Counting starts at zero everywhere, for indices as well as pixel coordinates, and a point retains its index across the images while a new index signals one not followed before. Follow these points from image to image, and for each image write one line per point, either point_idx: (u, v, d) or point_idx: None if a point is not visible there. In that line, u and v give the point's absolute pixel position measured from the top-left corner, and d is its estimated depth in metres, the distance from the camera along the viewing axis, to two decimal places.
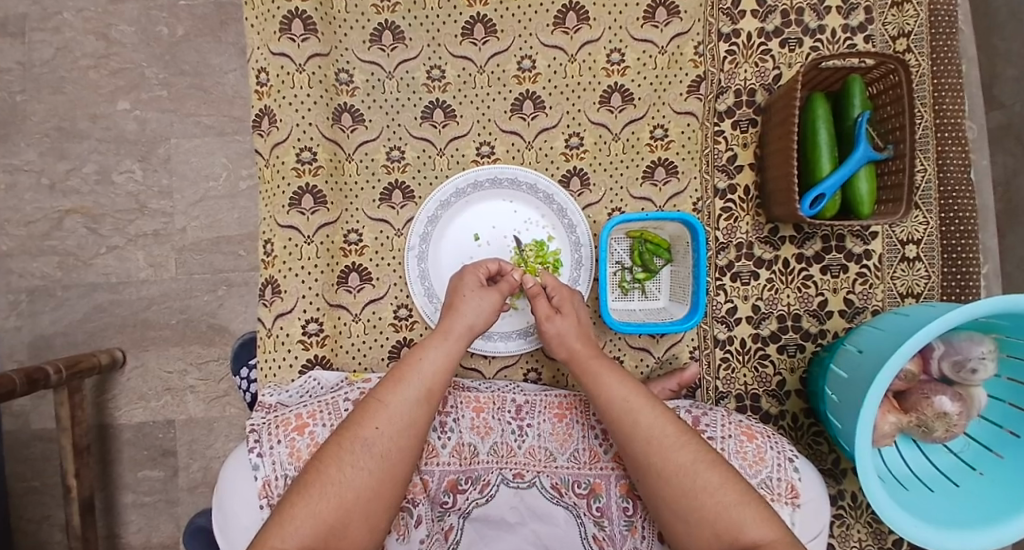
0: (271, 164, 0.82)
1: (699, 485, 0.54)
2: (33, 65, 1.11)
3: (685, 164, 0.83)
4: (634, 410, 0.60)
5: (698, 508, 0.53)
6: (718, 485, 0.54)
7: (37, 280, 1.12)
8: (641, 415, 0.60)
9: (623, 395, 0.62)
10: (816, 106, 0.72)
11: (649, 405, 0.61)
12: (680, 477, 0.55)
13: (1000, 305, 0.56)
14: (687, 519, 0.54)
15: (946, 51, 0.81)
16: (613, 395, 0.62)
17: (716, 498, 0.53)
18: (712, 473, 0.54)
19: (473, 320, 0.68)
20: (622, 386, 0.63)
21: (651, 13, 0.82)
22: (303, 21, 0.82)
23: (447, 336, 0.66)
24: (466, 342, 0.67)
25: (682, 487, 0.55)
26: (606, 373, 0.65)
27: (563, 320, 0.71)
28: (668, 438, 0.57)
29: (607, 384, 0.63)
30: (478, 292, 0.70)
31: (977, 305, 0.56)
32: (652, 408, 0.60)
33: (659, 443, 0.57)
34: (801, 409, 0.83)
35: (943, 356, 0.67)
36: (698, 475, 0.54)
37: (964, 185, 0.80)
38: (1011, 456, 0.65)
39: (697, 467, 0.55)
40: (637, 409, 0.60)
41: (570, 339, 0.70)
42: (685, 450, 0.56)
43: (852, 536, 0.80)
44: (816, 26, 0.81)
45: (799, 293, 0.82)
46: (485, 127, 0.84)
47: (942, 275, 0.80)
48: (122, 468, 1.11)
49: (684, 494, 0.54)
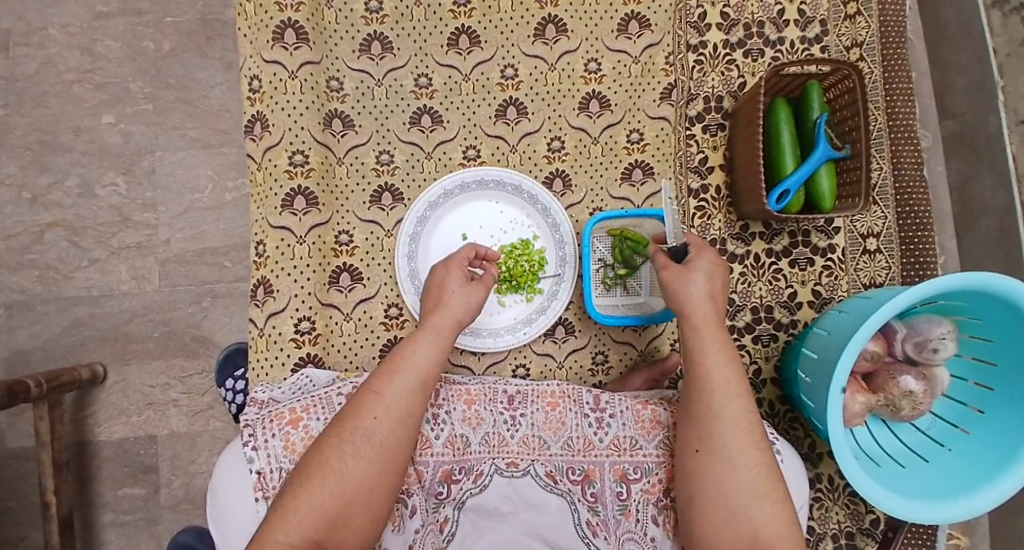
0: (262, 167, 0.85)
1: (761, 490, 0.55)
2: (15, 79, 1.11)
3: (660, 166, 0.88)
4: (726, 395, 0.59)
5: (755, 508, 0.54)
6: (778, 495, 0.55)
7: (15, 294, 1.10)
8: (730, 404, 0.59)
9: (724, 377, 0.60)
10: (778, 110, 0.78)
11: (740, 398, 0.59)
12: (755, 475, 0.56)
13: (982, 283, 0.61)
14: (733, 513, 0.55)
15: (896, 59, 0.87)
16: (715, 372, 0.60)
17: (774, 506, 0.54)
18: (775, 482, 0.56)
19: (460, 313, 0.70)
20: (728, 370, 0.60)
21: (624, 26, 0.88)
22: (296, 31, 0.86)
23: (439, 330, 0.68)
24: (455, 334, 0.69)
25: (749, 482, 0.55)
26: (721, 351, 0.62)
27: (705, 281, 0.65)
28: (744, 437, 0.58)
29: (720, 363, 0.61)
30: (466, 287, 0.72)
31: (947, 278, 0.60)
32: (743, 399, 0.60)
33: (744, 435, 0.58)
34: (777, 396, 0.86)
35: (906, 339, 0.72)
36: (761, 480, 0.55)
37: (918, 182, 0.86)
38: (977, 431, 0.70)
39: (762, 471, 0.56)
40: (730, 396, 0.59)
41: (703, 303, 0.63)
42: (761, 451, 0.57)
43: (831, 518, 0.83)
44: (776, 38, 0.88)
45: (770, 285, 0.86)
46: (470, 132, 0.88)
47: (901, 266, 0.85)
48: (102, 487, 1.08)
49: (748, 491, 0.55)
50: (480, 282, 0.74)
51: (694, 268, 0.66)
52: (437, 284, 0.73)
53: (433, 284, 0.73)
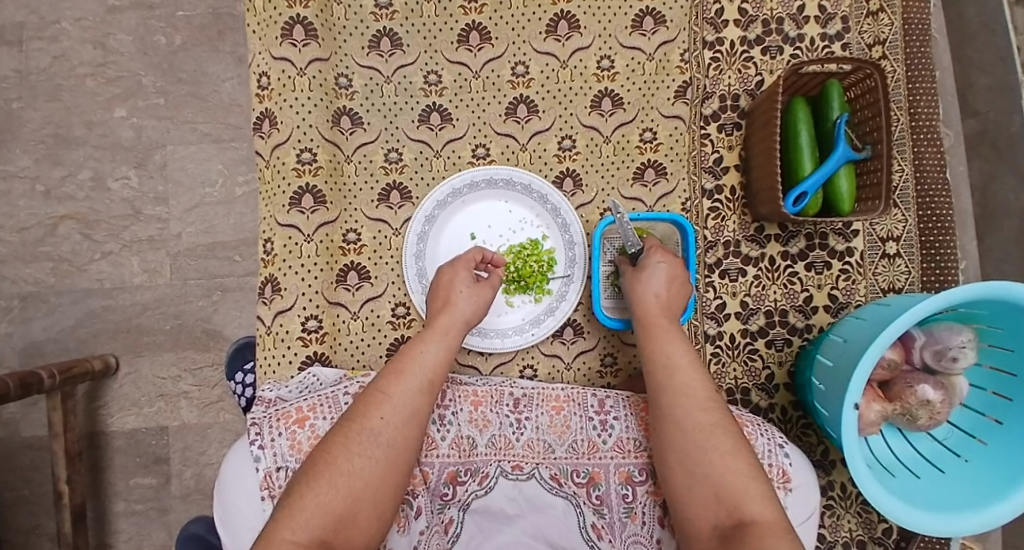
0: (271, 164, 0.85)
1: (712, 447, 0.56)
2: (29, 73, 1.12)
3: (674, 165, 0.86)
4: (677, 369, 0.63)
5: (704, 465, 0.55)
6: (731, 451, 0.56)
7: (30, 286, 1.12)
8: (680, 375, 0.62)
9: (675, 355, 0.64)
10: (796, 110, 0.75)
11: (692, 370, 0.63)
12: (701, 435, 0.57)
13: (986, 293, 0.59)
14: (691, 473, 0.56)
15: (920, 58, 0.85)
16: (666, 353, 0.65)
17: (726, 460, 0.55)
18: (727, 440, 0.56)
19: (466, 315, 0.71)
20: (679, 350, 0.65)
21: (639, 22, 0.86)
22: (305, 28, 0.85)
23: (446, 332, 0.68)
24: (462, 336, 0.70)
25: (695, 441, 0.57)
26: (672, 337, 0.67)
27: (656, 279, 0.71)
28: (696, 401, 0.60)
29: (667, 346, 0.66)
30: (473, 290, 0.73)
31: (970, 288, 0.58)
32: (692, 372, 0.63)
33: (688, 399, 0.60)
34: (790, 402, 0.85)
35: (925, 346, 0.69)
36: (712, 438, 0.57)
37: (941, 185, 0.84)
38: (995, 443, 0.68)
39: (710, 430, 0.57)
40: (680, 370, 0.63)
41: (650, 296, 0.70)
42: (708, 413, 0.59)
43: (842, 526, 0.81)
44: (795, 35, 0.85)
45: (785, 289, 0.84)
46: (480, 130, 0.87)
47: (922, 270, 0.83)
48: (114, 477, 1.10)
49: (696, 449, 0.56)
50: (488, 283, 0.74)
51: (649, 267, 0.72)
52: (446, 281, 0.73)
53: (441, 282, 0.73)
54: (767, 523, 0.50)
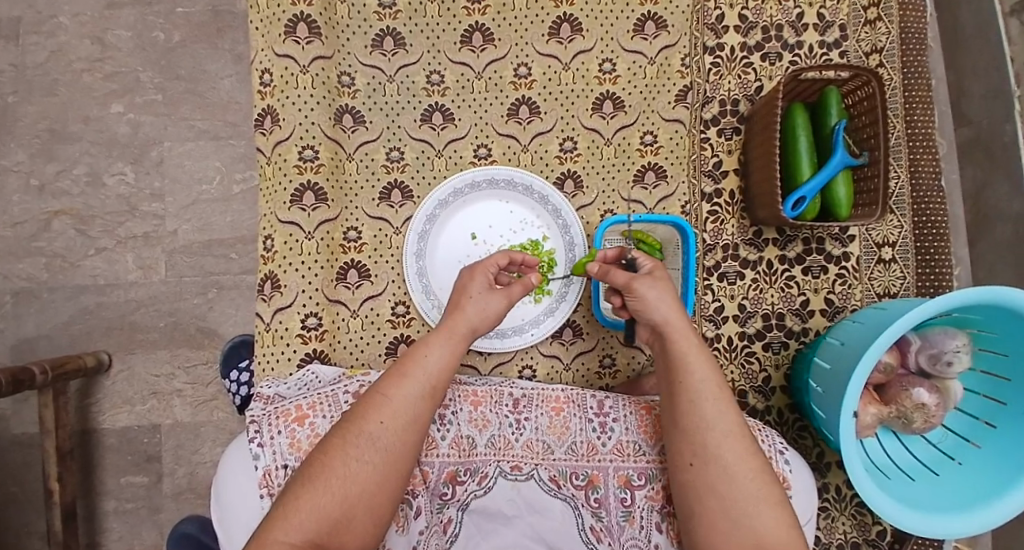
0: (272, 161, 0.84)
1: (759, 500, 0.54)
2: (25, 67, 1.11)
3: (674, 168, 0.87)
4: (716, 404, 0.58)
5: (752, 516, 0.54)
6: (774, 500, 0.54)
7: (22, 282, 1.10)
8: (722, 412, 0.57)
9: (711, 385, 0.59)
10: (795, 116, 0.76)
11: (730, 406, 0.58)
12: (750, 483, 0.55)
13: (988, 296, 0.59)
14: (734, 524, 0.54)
15: (916, 66, 0.86)
16: (702, 381, 0.59)
17: (772, 511, 0.53)
18: (770, 488, 0.55)
19: (476, 321, 0.67)
20: (713, 377, 0.59)
21: (640, 26, 0.87)
22: (308, 25, 0.85)
23: (452, 336, 0.65)
24: (470, 340, 0.66)
25: (745, 490, 0.54)
26: (705, 359, 0.60)
27: (675, 287, 0.64)
28: (739, 445, 0.56)
29: (699, 376, 0.59)
30: (487, 294, 0.68)
31: (970, 291, 0.59)
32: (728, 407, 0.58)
33: (733, 443, 0.56)
34: (786, 404, 0.86)
35: (920, 351, 0.70)
36: (759, 487, 0.54)
37: (935, 192, 0.85)
38: (988, 446, 0.69)
39: (758, 478, 0.55)
40: (720, 405, 0.58)
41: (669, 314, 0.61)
42: (751, 458, 0.56)
43: (837, 529, 0.82)
44: (794, 41, 0.86)
45: (782, 293, 0.85)
46: (482, 130, 0.87)
47: (917, 275, 0.84)
48: (105, 475, 1.09)
49: (745, 500, 0.54)
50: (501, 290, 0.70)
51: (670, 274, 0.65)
52: (460, 286, 0.69)
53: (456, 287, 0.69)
54: None
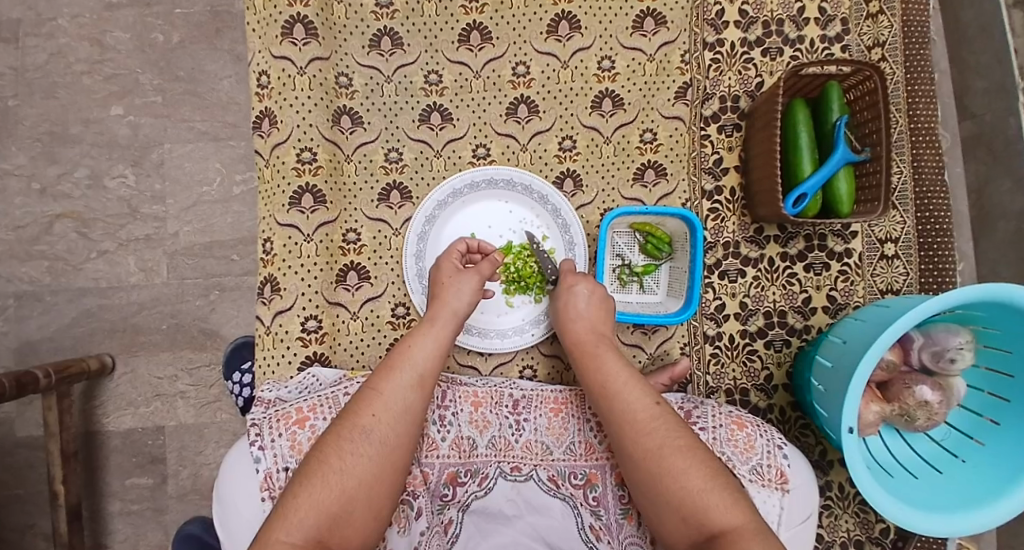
0: (271, 164, 0.84)
1: (664, 470, 0.53)
2: (25, 70, 1.11)
3: (674, 166, 0.86)
4: (616, 391, 0.61)
5: (664, 492, 0.52)
6: (683, 469, 0.52)
7: (25, 284, 1.11)
8: (620, 398, 0.60)
9: (610, 377, 0.63)
10: (796, 111, 0.76)
11: (631, 389, 0.60)
12: (648, 461, 0.54)
13: (971, 294, 0.59)
14: (657, 502, 0.53)
15: (919, 60, 0.85)
16: (602, 378, 0.63)
17: (680, 482, 0.51)
18: (677, 459, 0.53)
19: (457, 305, 0.70)
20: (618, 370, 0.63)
21: (639, 23, 0.86)
22: (305, 26, 0.85)
23: (432, 322, 0.68)
24: (454, 328, 0.69)
25: (648, 470, 0.54)
26: (606, 358, 0.65)
27: (582, 302, 0.72)
28: (637, 423, 0.57)
29: (598, 370, 0.64)
30: (457, 277, 0.73)
31: (956, 292, 0.59)
32: (631, 392, 0.60)
33: (630, 425, 0.57)
34: (788, 402, 0.85)
35: (923, 348, 0.69)
36: (660, 460, 0.53)
37: (938, 187, 0.84)
38: (992, 443, 0.68)
39: (656, 452, 0.54)
40: (617, 392, 0.61)
41: (574, 320, 0.71)
42: (654, 434, 0.55)
43: (840, 526, 0.82)
44: (795, 36, 0.86)
45: (784, 290, 0.85)
46: (481, 130, 0.87)
47: (920, 272, 0.83)
48: (110, 477, 1.09)
49: (651, 478, 0.53)
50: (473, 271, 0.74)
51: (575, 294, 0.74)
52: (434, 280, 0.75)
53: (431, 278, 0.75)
54: (734, 533, 0.46)
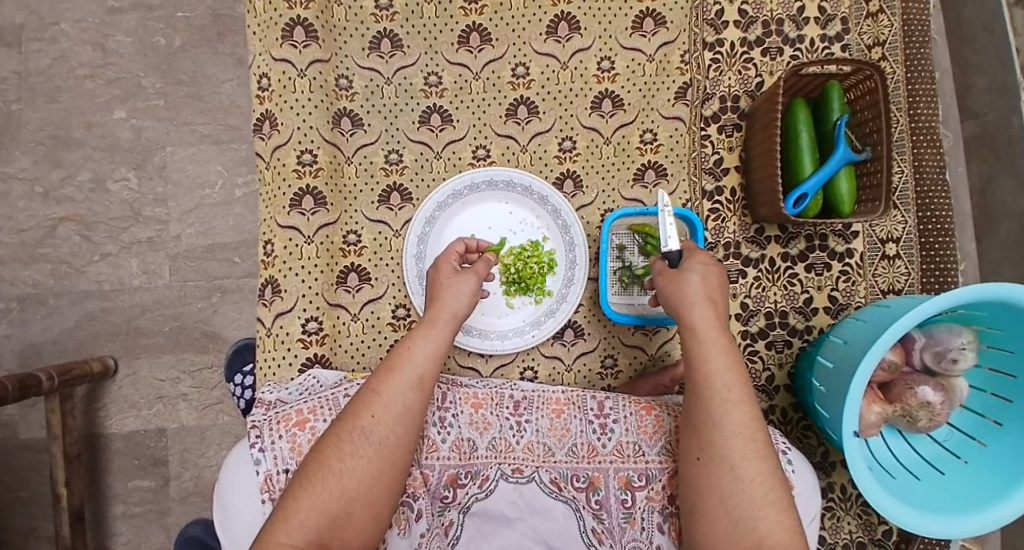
0: (271, 166, 0.84)
1: (768, 500, 0.52)
2: (28, 74, 1.12)
3: (674, 167, 0.86)
4: (736, 400, 0.56)
5: (753, 519, 0.51)
6: (785, 506, 0.52)
7: (28, 287, 1.11)
8: (740, 410, 0.56)
9: (735, 384, 0.57)
10: (796, 111, 0.76)
11: (751, 407, 0.56)
12: (756, 485, 0.53)
13: (971, 294, 0.59)
14: (737, 522, 0.52)
15: (919, 59, 0.85)
16: (727, 379, 0.57)
17: (778, 517, 0.51)
18: (783, 494, 0.53)
19: (456, 306, 0.68)
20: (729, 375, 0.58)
21: (639, 23, 0.86)
22: (305, 29, 0.85)
23: (433, 323, 0.66)
24: (452, 328, 0.67)
25: (751, 493, 0.52)
26: (731, 357, 0.59)
27: (699, 280, 0.62)
28: (755, 446, 0.54)
29: (725, 368, 0.58)
30: (456, 279, 0.70)
31: (955, 294, 0.58)
32: (748, 409, 0.57)
33: (746, 444, 0.54)
34: (790, 403, 0.85)
35: (924, 348, 0.69)
36: (770, 489, 0.52)
37: (939, 186, 0.84)
38: (994, 444, 0.68)
39: (770, 482, 0.53)
40: (739, 404, 0.56)
41: (702, 301, 0.61)
42: (765, 462, 0.54)
43: (843, 528, 0.81)
44: (795, 36, 0.85)
45: (785, 291, 0.84)
46: (481, 131, 0.87)
47: (921, 272, 0.83)
48: (113, 479, 1.10)
49: (750, 502, 0.52)
50: (471, 273, 0.72)
51: (688, 269, 0.64)
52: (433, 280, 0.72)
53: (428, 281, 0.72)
54: None
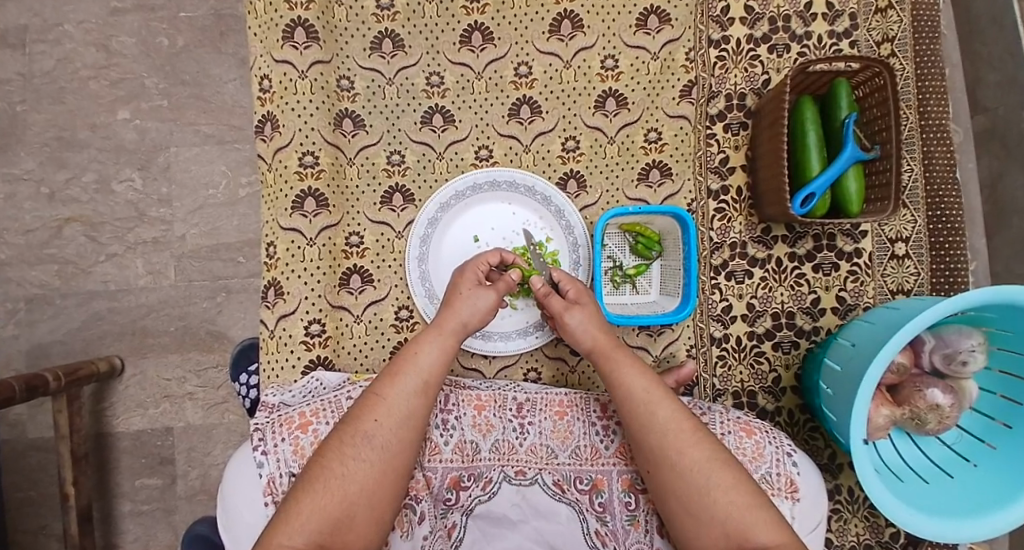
0: (273, 168, 0.84)
1: (710, 483, 0.54)
2: (33, 76, 1.12)
3: (679, 166, 0.85)
4: (651, 401, 0.60)
5: (708, 508, 0.54)
6: (731, 484, 0.54)
7: (35, 288, 1.12)
8: (659, 407, 0.59)
9: (643, 386, 0.61)
10: (804, 109, 0.74)
11: (667, 400, 0.60)
12: (694, 474, 0.55)
13: (992, 294, 0.57)
14: (698, 516, 0.54)
15: (929, 56, 0.84)
16: (634, 385, 0.62)
17: (729, 497, 0.53)
18: (725, 472, 0.54)
19: (468, 316, 0.68)
20: (641, 379, 0.62)
21: (643, 21, 0.85)
22: (306, 30, 0.85)
23: (441, 329, 0.66)
24: (461, 336, 0.67)
25: (694, 483, 0.55)
26: (630, 364, 0.64)
27: (590, 305, 0.70)
28: (682, 435, 0.57)
29: (627, 377, 0.62)
30: (475, 289, 0.70)
31: (971, 294, 0.57)
32: (668, 402, 0.60)
33: (675, 437, 0.57)
34: (797, 405, 0.84)
35: (934, 350, 0.68)
36: (712, 473, 0.54)
37: (949, 184, 0.83)
38: (1005, 447, 0.67)
39: (707, 465, 0.55)
40: (654, 403, 0.60)
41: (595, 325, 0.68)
42: (700, 447, 0.56)
43: (849, 530, 0.81)
44: (802, 32, 0.84)
45: (792, 291, 0.83)
46: (483, 132, 0.86)
47: (931, 271, 0.82)
48: (120, 477, 1.11)
49: (697, 493, 0.54)
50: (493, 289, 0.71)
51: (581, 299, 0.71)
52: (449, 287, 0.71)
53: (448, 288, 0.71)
54: None
